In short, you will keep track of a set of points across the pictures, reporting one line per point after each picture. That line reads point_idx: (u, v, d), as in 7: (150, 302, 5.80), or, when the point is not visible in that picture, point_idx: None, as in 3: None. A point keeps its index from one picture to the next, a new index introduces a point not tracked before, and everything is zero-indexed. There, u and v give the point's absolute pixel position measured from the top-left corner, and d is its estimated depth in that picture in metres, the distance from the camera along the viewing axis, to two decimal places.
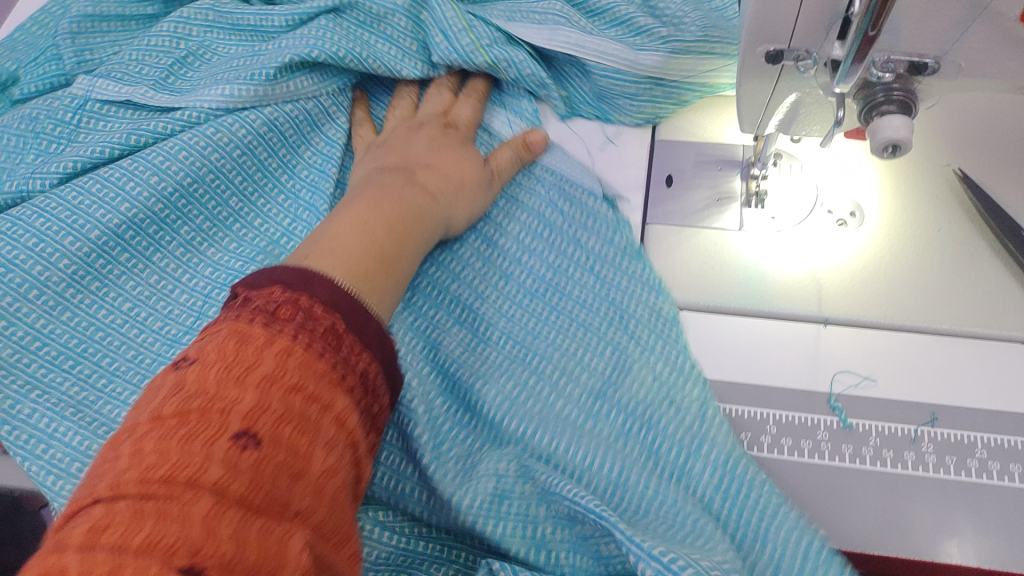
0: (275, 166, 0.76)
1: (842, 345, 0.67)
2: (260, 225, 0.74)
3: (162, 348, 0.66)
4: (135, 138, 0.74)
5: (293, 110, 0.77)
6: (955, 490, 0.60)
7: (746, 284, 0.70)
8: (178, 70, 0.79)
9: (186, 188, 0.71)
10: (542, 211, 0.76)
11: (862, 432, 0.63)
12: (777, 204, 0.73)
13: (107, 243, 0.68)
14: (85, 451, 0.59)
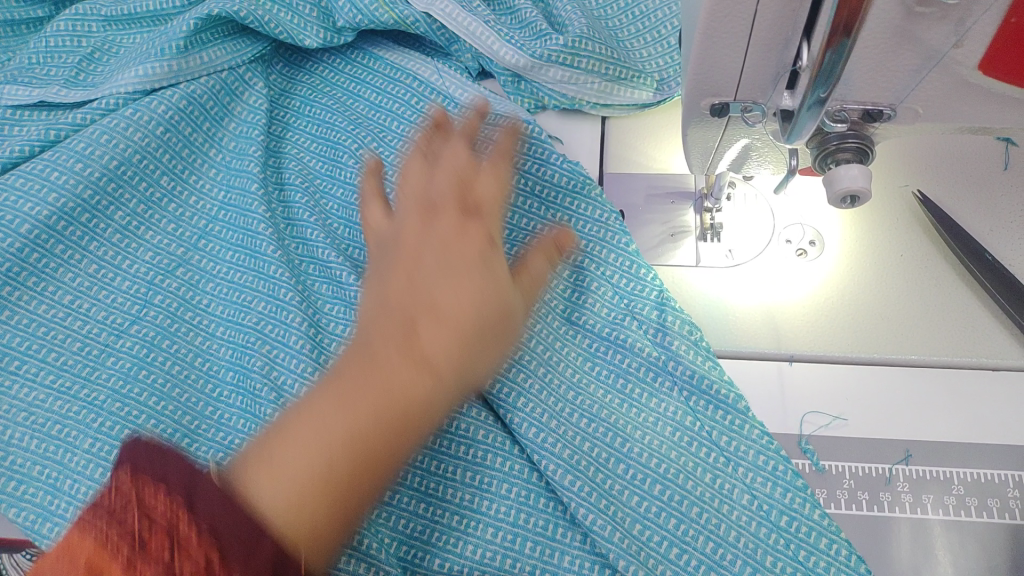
0: (201, 142, 0.79)
1: (809, 383, 0.65)
2: (194, 202, 0.77)
3: (108, 339, 0.69)
4: (53, 134, 0.77)
5: (216, 60, 0.81)
6: (934, 529, 0.59)
7: (708, 324, 0.68)
8: (87, 67, 0.84)
9: (113, 172, 0.75)
10: None
11: (836, 474, 0.62)
12: (733, 236, 0.70)
13: (40, 235, 0.71)
14: (44, 453, 0.64)
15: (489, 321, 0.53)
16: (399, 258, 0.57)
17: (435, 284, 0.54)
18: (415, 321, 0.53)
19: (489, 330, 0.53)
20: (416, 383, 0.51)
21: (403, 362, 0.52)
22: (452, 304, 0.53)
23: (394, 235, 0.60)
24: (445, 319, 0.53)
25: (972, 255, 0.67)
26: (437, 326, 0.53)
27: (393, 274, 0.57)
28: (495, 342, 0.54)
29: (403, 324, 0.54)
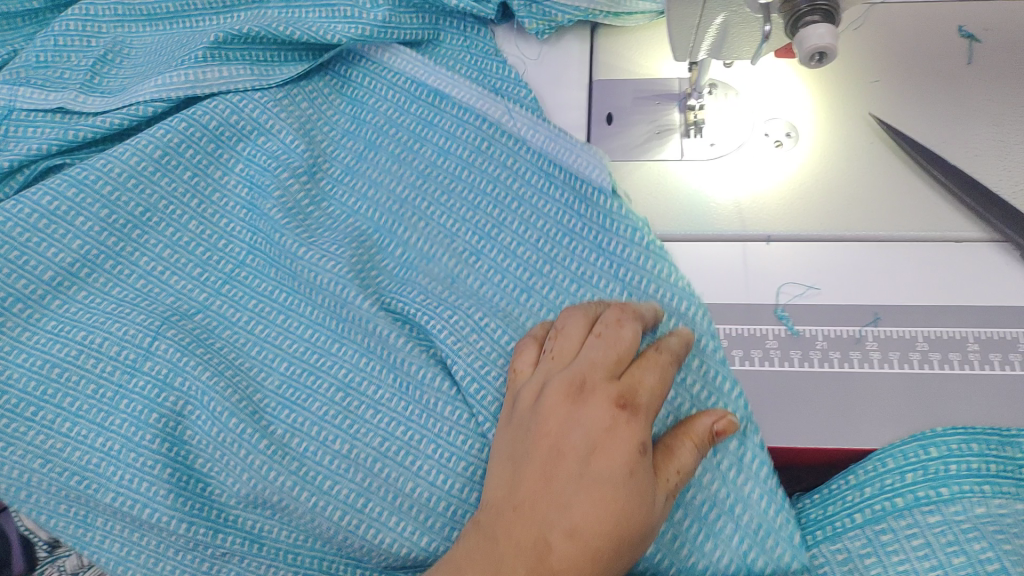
0: (224, 155, 0.79)
1: (786, 257, 0.70)
2: (219, 198, 0.77)
3: (121, 376, 0.68)
4: (74, 133, 0.79)
5: (240, 77, 0.81)
6: (901, 381, 0.64)
7: (692, 211, 0.73)
8: (100, 70, 0.84)
9: (137, 170, 0.75)
10: (483, 136, 0.77)
11: (808, 337, 0.67)
12: (716, 131, 0.76)
13: (76, 267, 0.73)
14: (86, 464, 0.66)
15: (664, 370, 0.58)
16: (570, 383, 0.58)
17: (580, 410, 0.56)
18: (628, 408, 0.55)
19: (668, 365, 0.58)
20: (615, 442, 0.54)
21: (598, 428, 0.55)
22: (647, 403, 0.56)
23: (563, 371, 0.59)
24: (645, 417, 0.56)
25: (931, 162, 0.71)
26: (617, 411, 0.55)
27: (539, 437, 0.57)
28: (676, 450, 0.57)
29: (604, 403, 0.56)
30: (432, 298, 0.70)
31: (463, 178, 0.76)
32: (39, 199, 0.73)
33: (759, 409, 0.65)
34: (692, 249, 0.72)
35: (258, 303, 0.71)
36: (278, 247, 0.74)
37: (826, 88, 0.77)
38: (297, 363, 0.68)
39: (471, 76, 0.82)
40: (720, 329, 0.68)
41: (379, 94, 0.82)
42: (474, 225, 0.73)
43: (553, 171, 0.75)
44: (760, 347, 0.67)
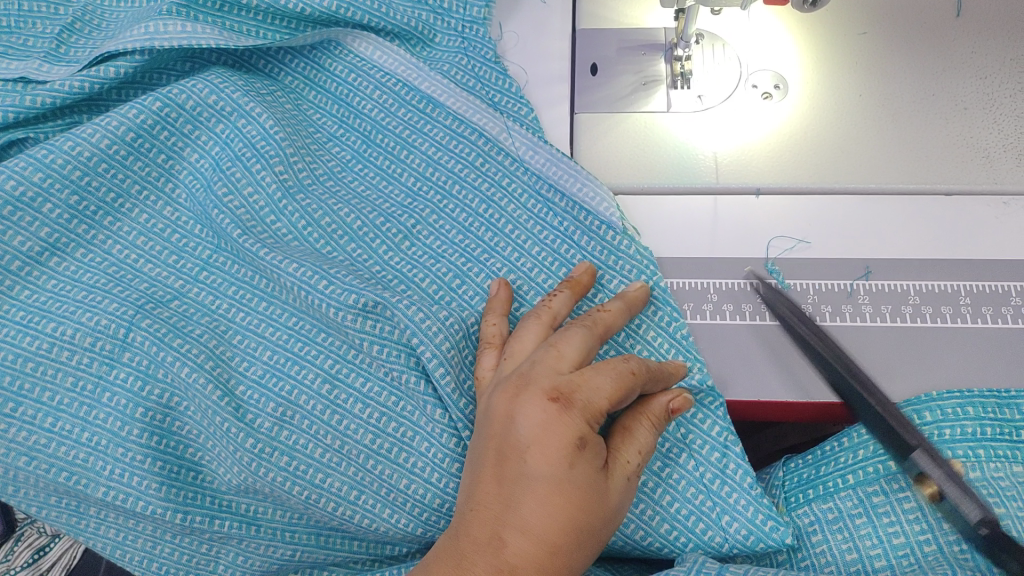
0: (179, 119, 0.67)
1: (776, 211, 0.69)
2: (192, 181, 0.67)
3: (100, 368, 0.59)
4: (32, 98, 0.65)
5: (204, 35, 0.67)
6: (892, 334, 0.63)
7: (679, 164, 0.71)
8: (68, 39, 0.71)
9: (107, 153, 0.64)
10: (463, 134, 0.69)
11: (800, 291, 0.66)
12: (703, 82, 0.73)
13: (40, 252, 0.63)
14: (73, 460, 0.58)
15: (617, 369, 0.52)
16: (514, 382, 0.53)
17: (516, 406, 0.51)
18: (561, 400, 0.50)
19: (619, 362, 0.52)
20: (551, 432, 0.49)
21: (536, 424, 0.50)
22: (587, 400, 0.50)
23: (506, 374, 0.54)
24: (584, 412, 0.50)
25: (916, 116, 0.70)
26: (549, 404, 0.50)
27: (485, 437, 0.52)
28: (634, 431, 0.53)
29: (540, 395, 0.50)
30: (420, 271, 0.64)
31: (429, 178, 0.68)
32: (1, 183, 0.61)
33: (749, 362, 0.63)
34: (683, 202, 0.70)
35: (236, 290, 0.62)
36: (243, 220, 0.64)
37: (814, 42, 0.75)
38: (280, 352, 0.59)
39: (458, 47, 0.72)
40: (709, 283, 0.66)
41: (340, 80, 0.72)
42: (444, 215, 0.66)
43: (529, 178, 0.67)
44: (750, 302, 0.65)
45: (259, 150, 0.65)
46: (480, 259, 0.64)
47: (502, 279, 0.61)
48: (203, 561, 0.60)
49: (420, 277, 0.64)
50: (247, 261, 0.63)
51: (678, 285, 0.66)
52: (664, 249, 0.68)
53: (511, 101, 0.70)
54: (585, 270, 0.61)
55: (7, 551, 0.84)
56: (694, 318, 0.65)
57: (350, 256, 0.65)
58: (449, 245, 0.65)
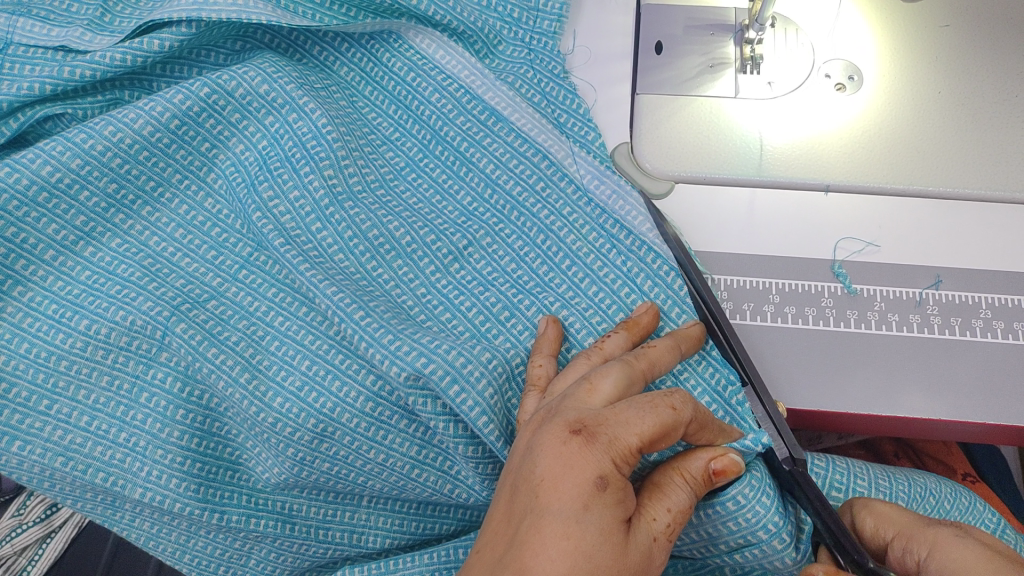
0: (225, 106, 0.64)
1: (845, 210, 0.66)
2: (233, 172, 0.64)
3: (139, 368, 0.59)
4: (69, 71, 0.63)
5: (255, 10, 0.64)
6: (962, 350, 0.60)
7: (744, 154, 0.67)
8: (115, 7, 0.67)
9: (149, 140, 0.62)
10: (515, 146, 0.66)
11: (867, 296, 0.63)
12: (774, 68, 0.70)
13: (69, 238, 0.62)
14: (109, 460, 0.58)
15: (656, 404, 0.45)
16: (543, 418, 0.47)
17: (537, 440, 0.45)
18: (583, 434, 0.44)
19: (658, 397, 0.45)
20: (567, 468, 0.43)
21: (551, 457, 0.43)
22: (614, 436, 0.43)
23: (538, 410, 0.49)
24: (608, 449, 0.43)
25: (996, 121, 0.67)
26: (571, 437, 0.44)
27: (506, 476, 0.47)
28: (665, 488, 0.46)
29: (562, 426, 0.45)
30: (467, 298, 0.60)
31: (487, 201, 0.64)
32: (38, 168, 0.60)
33: (810, 370, 0.60)
34: (747, 195, 0.66)
35: (277, 292, 0.60)
36: (288, 230, 0.61)
37: (893, 31, 0.71)
38: (317, 362, 0.56)
39: (524, 57, 0.70)
40: (772, 283, 0.63)
41: (398, 78, 0.69)
42: (499, 240, 0.62)
43: (592, 210, 0.63)
44: (815, 305, 0.62)
45: (305, 147, 0.62)
46: (532, 278, 0.61)
47: (550, 317, 0.57)
48: (237, 555, 0.61)
49: (467, 304, 0.59)
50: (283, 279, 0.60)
51: (736, 283, 0.63)
52: (726, 246, 0.65)
53: (577, 123, 0.67)
54: (646, 310, 0.56)
55: (20, 506, 0.76)
56: (755, 319, 0.62)
57: (395, 274, 0.61)
58: (502, 251, 0.62)
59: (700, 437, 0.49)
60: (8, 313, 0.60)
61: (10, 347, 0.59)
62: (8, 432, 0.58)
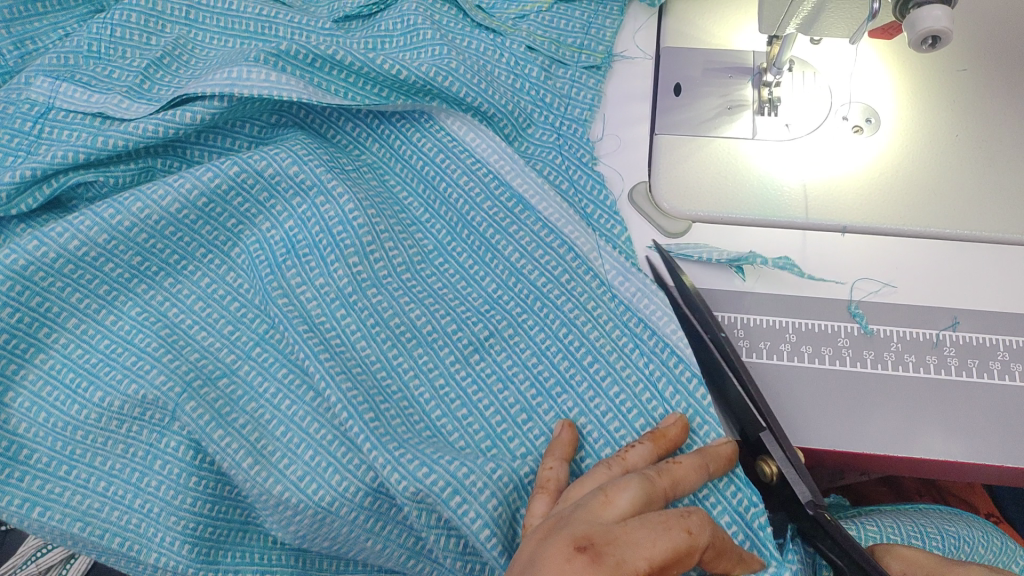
0: (254, 184, 0.66)
1: (861, 251, 0.66)
2: (259, 252, 0.66)
3: (154, 438, 0.61)
4: (103, 141, 0.65)
5: (286, 86, 0.66)
6: (980, 394, 0.61)
7: (763, 195, 0.68)
8: (155, 75, 0.70)
9: (176, 217, 0.65)
10: (538, 235, 0.67)
11: (883, 337, 0.63)
12: (791, 110, 0.71)
13: (87, 304, 0.64)
14: (125, 525, 0.59)
15: (670, 527, 0.46)
16: (551, 528, 0.48)
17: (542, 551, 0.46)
18: (591, 552, 0.44)
19: (674, 519, 0.47)
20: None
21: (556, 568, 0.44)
22: (623, 557, 0.44)
23: (549, 518, 0.50)
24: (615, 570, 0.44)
25: (1013, 166, 0.68)
26: (577, 553, 0.44)
27: None
28: None
29: (569, 541, 0.45)
30: (484, 395, 0.61)
31: (511, 288, 0.65)
32: (65, 242, 0.63)
33: (826, 409, 0.60)
34: (765, 234, 0.67)
35: (287, 374, 0.61)
36: (314, 318, 0.62)
37: (911, 77, 0.72)
38: (320, 453, 0.58)
39: (553, 142, 0.73)
40: (789, 322, 0.64)
41: (428, 157, 0.71)
42: (520, 331, 0.63)
43: (615, 305, 0.64)
44: (831, 345, 0.63)
45: (331, 232, 0.64)
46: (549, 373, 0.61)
47: (565, 420, 0.58)
48: None
49: (484, 401, 0.60)
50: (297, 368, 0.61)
51: (753, 322, 0.64)
52: (745, 286, 0.66)
53: (604, 216, 0.68)
54: (675, 422, 0.56)
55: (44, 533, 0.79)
56: (772, 358, 0.62)
57: (416, 364, 0.61)
58: (516, 343, 0.63)
59: (717, 563, 0.50)
60: (28, 382, 0.62)
61: (30, 416, 0.61)
62: (28, 499, 0.59)
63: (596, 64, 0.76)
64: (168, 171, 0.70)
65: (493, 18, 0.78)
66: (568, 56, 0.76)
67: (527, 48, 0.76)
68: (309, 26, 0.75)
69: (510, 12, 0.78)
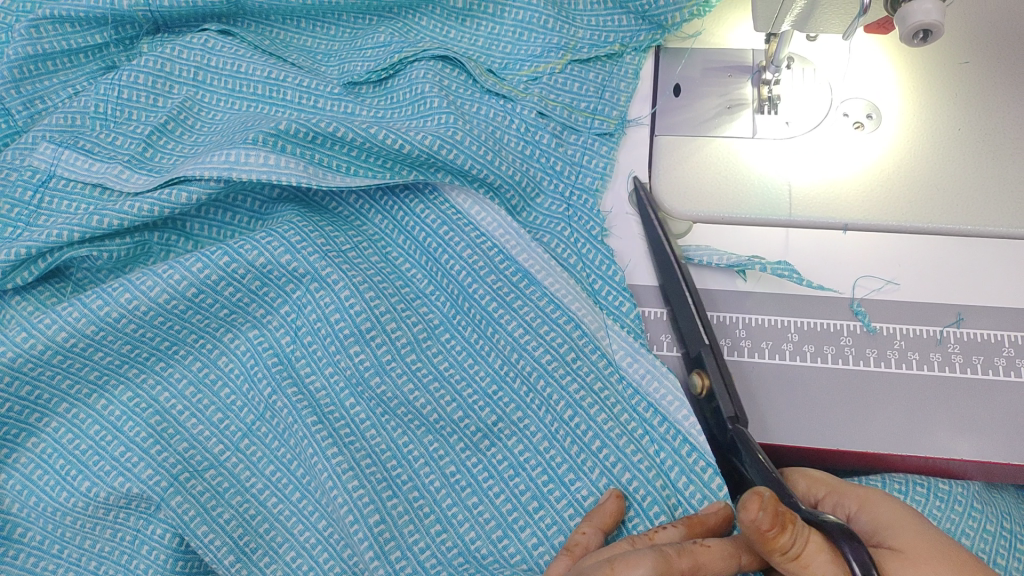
0: (244, 274, 0.63)
1: (863, 249, 0.66)
2: (256, 338, 0.63)
3: (140, 523, 0.60)
4: (96, 220, 0.63)
5: (286, 170, 0.64)
6: (984, 391, 0.60)
7: (764, 195, 0.68)
8: (157, 140, 0.69)
9: (164, 308, 0.62)
10: (545, 307, 0.63)
11: (886, 335, 0.62)
12: (792, 108, 0.70)
13: (79, 389, 0.63)
14: None
15: None
16: None
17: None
18: None
19: None
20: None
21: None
22: None
23: None
24: None
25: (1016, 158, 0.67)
26: None
27: None
28: None
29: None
30: (495, 482, 0.58)
31: (514, 365, 0.62)
32: (53, 334, 0.61)
33: (827, 408, 0.60)
34: (765, 234, 0.66)
35: (275, 470, 0.60)
36: (322, 406, 0.61)
37: (914, 72, 0.71)
38: (303, 555, 0.58)
39: (562, 213, 0.68)
40: (791, 322, 0.63)
41: (431, 231, 0.67)
42: (528, 413, 0.60)
43: (624, 387, 0.60)
44: (833, 344, 0.62)
45: (326, 315, 0.62)
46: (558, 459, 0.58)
47: (618, 490, 0.55)
48: None
49: (494, 489, 0.58)
50: (303, 459, 0.59)
51: (755, 322, 0.63)
52: (747, 287, 0.65)
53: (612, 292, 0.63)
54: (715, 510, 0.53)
55: None
56: (773, 358, 0.62)
57: (425, 451, 0.59)
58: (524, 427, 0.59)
59: None
60: (20, 465, 0.61)
61: (21, 498, 0.61)
62: None
63: (609, 131, 0.71)
64: (165, 244, 0.68)
65: (503, 82, 0.73)
66: (580, 122, 0.72)
67: (538, 114, 0.71)
68: (316, 90, 0.71)
69: (521, 74, 0.73)
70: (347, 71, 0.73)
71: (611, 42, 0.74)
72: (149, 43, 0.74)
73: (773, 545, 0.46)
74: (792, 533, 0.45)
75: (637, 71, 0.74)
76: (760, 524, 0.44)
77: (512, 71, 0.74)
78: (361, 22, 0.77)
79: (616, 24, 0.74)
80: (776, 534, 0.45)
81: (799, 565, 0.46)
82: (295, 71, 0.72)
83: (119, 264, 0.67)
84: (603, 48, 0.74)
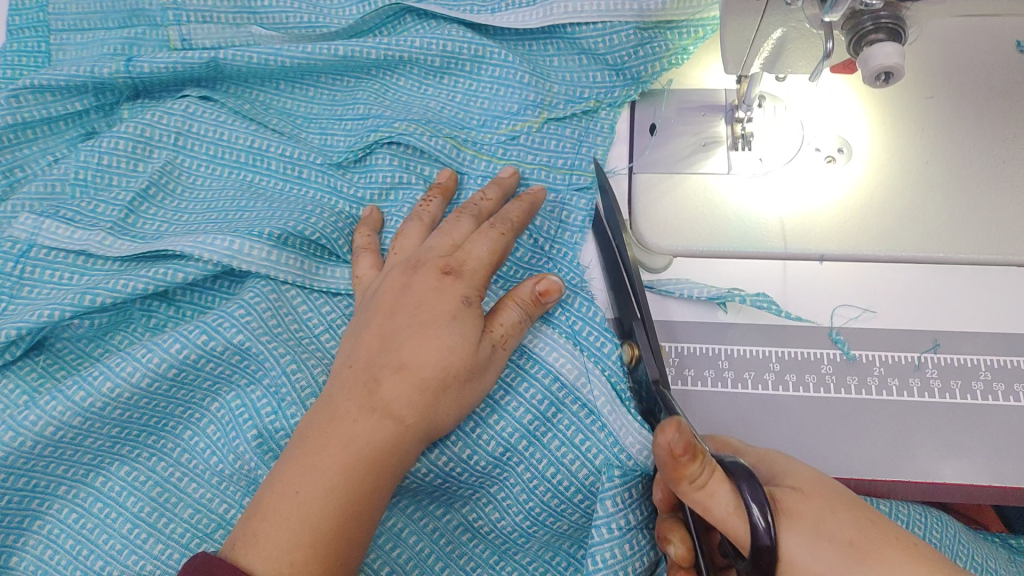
0: (224, 351, 0.61)
1: (839, 280, 0.67)
2: (238, 406, 0.62)
3: None
4: (90, 299, 0.62)
5: (286, 268, 0.64)
6: (965, 414, 0.61)
7: (741, 229, 0.69)
8: (140, 206, 0.70)
9: (149, 390, 0.61)
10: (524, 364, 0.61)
11: (866, 362, 0.64)
12: (764, 144, 0.72)
13: (75, 471, 0.63)
14: None
15: (493, 232, 0.61)
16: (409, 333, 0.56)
17: (495, 361, 0.57)
18: (452, 274, 0.59)
19: (495, 224, 0.61)
20: (416, 451, 0.54)
21: (465, 343, 0.55)
22: (472, 269, 0.59)
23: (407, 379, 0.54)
24: (469, 280, 0.59)
25: (984, 185, 0.69)
26: (439, 275, 0.59)
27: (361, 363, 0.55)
28: (498, 310, 0.58)
29: (434, 275, 0.59)
30: None
31: (496, 429, 0.60)
32: (39, 429, 0.60)
33: (812, 437, 0.61)
34: (748, 266, 0.67)
35: None
36: None
37: (881, 106, 0.74)
38: None
39: (544, 266, 0.66)
40: (773, 352, 0.64)
41: None
42: (508, 469, 0.60)
43: (605, 437, 0.59)
44: (815, 372, 0.63)
45: (315, 380, 0.61)
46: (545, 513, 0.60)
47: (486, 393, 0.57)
48: None
49: (487, 528, 0.62)
50: None
51: (737, 353, 0.64)
52: (730, 319, 0.66)
53: (595, 334, 0.61)
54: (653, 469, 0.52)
55: None
56: (758, 388, 0.63)
57: None
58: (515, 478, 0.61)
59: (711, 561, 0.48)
60: (29, 547, 0.62)
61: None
62: None
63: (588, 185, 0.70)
64: (147, 310, 0.66)
65: (480, 149, 0.73)
66: (559, 180, 0.71)
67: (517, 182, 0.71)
68: (302, 160, 0.73)
69: (499, 132, 0.74)
70: (329, 137, 0.75)
71: (587, 98, 0.75)
72: (130, 108, 0.76)
73: (681, 473, 0.46)
74: (702, 462, 0.46)
75: (612, 126, 0.75)
76: (672, 446, 0.44)
77: (484, 134, 0.74)
78: (339, 84, 0.77)
79: (591, 81, 0.76)
80: (688, 461, 0.45)
81: (706, 494, 0.46)
82: (275, 137, 0.73)
83: (100, 330, 0.66)
84: (578, 104, 0.75)
